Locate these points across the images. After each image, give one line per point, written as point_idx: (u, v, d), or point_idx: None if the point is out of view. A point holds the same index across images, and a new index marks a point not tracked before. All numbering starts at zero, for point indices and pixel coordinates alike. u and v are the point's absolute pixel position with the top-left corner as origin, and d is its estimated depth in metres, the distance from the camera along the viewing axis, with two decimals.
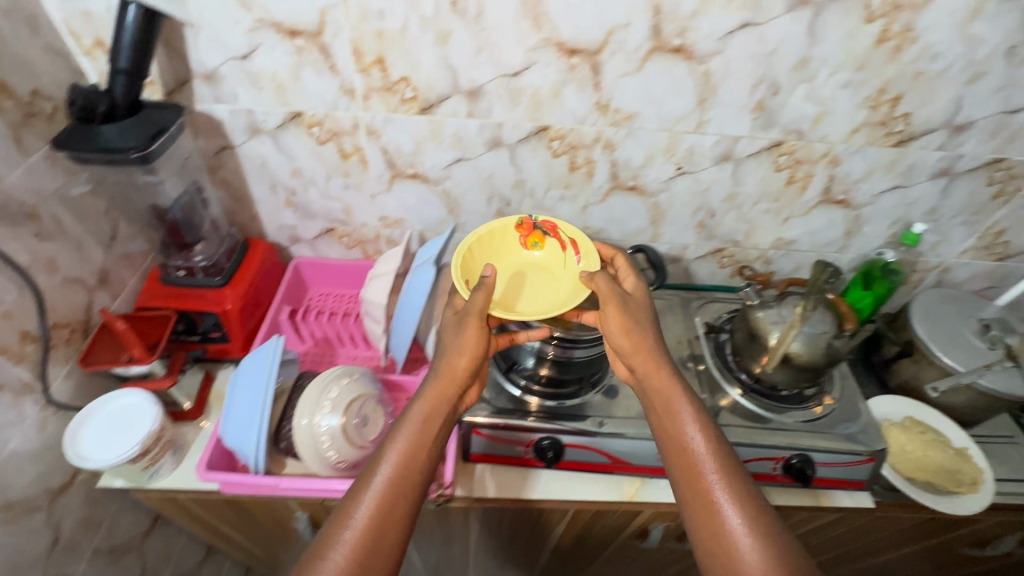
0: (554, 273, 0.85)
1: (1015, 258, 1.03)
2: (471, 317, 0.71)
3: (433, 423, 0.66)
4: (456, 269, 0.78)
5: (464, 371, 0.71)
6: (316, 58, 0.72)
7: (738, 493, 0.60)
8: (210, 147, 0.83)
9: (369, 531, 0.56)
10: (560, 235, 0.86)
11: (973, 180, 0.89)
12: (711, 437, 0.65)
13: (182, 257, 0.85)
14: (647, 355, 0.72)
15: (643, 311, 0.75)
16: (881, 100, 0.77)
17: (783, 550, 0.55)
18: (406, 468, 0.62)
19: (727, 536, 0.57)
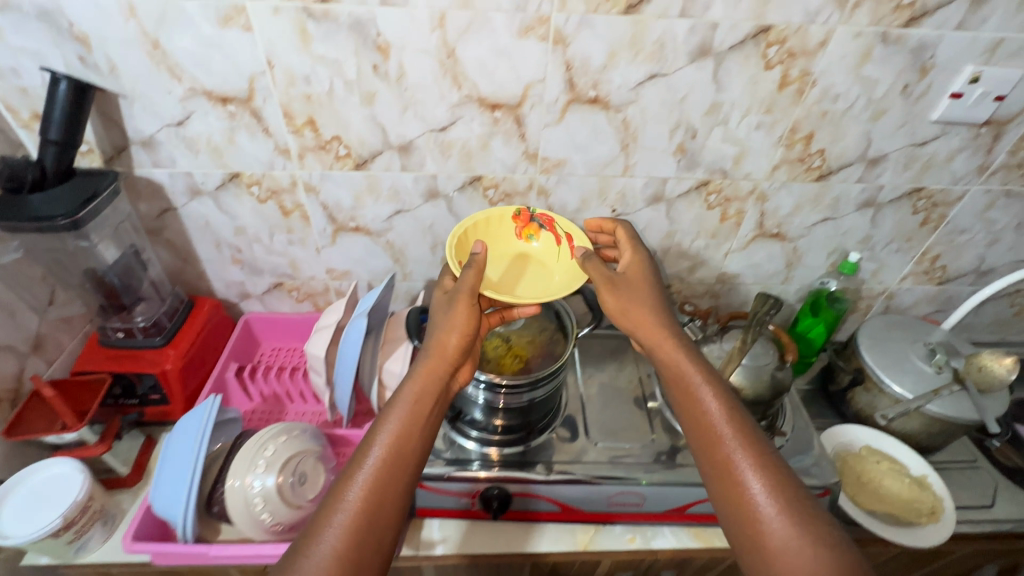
0: (547, 267, 0.83)
1: (955, 281, 1.06)
2: (461, 295, 0.70)
3: (426, 401, 0.64)
4: (449, 249, 0.76)
5: (454, 348, 0.68)
6: (249, 122, 0.75)
7: (754, 459, 0.57)
8: (152, 210, 0.85)
9: (361, 515, 0.55)
10: (556, 229, 0.84)
11: (899, 209, 0.92)
12: (725, 401, 0.62)
13: (122, 319, 0.85)
14: (651, 325, 0.70)
15: (642, 284, 0.74)
16: (794, 139, 0.81)
17: (802, 515, 0.53)
18: (398, 447, 0.60)
19: (747, 503, 0.55)
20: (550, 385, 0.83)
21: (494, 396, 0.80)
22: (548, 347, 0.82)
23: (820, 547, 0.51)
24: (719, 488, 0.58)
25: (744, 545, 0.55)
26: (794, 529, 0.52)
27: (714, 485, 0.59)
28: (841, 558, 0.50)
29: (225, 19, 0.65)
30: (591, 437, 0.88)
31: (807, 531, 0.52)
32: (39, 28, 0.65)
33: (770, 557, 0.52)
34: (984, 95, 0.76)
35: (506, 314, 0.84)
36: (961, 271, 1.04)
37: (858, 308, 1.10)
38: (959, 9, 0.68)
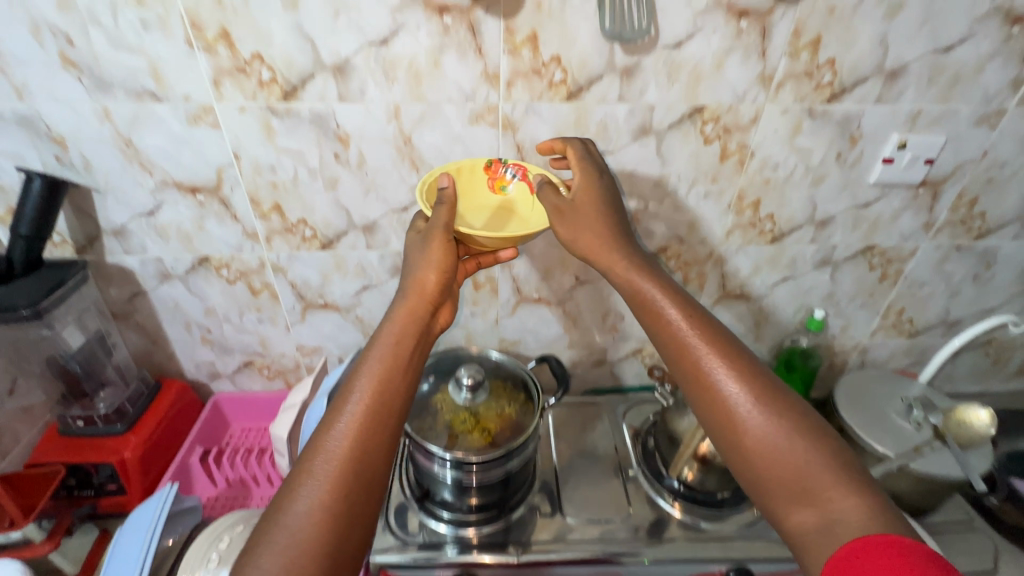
0: (520, 218, 0.74)
1: (925, 333, 1.06)
2: (436, 233, 0.64)
3: (408, 341, 0.58)
4: (418, 192, 0.68)
5: (433, 287, 0.62)
6: (218, 209, 0.78)
7: (730, 367, 0.56)
8: (123, 295, 0.86)
9: (353, 452, 0.50)
10: (530, 177, 0.74)
11: (856, 266, 0.94)
12: (694, 313, 0.59)
13: (82, 406, 0.84)
14: (604, 243, 0.64)
15: (597, 202, 0.66)
16: (743, 205, 0.84)
17: (785, 414, 0.53)
18: (385, 381, 0.54)
19: (729, 410, 0.54)
20: (521, 458, 0.81)
21: (462, 474, 0.77)
22: (516, 417, 0.81)
23: (801, 441, 0.52)
24: (701, 401, 0.57)
25: (732, 453, 0.55)
26: (778, 430, 0.52)
27: (696, 397, 0.57)
28: (822, 447, 0.51)
29: (194, 118, 0.70)
30: (568, 513, 0.85)
31: (789, 429, 0.52)
32: (20, 132, 0.69)
33: (758, 458, 0.52)
34: (914, 160, 0.80)
35: (482, 261, 0.75)
36: (929, 322, 1.05)
37: (833, 364, 1.10)
38: (875, 86, 0.74)
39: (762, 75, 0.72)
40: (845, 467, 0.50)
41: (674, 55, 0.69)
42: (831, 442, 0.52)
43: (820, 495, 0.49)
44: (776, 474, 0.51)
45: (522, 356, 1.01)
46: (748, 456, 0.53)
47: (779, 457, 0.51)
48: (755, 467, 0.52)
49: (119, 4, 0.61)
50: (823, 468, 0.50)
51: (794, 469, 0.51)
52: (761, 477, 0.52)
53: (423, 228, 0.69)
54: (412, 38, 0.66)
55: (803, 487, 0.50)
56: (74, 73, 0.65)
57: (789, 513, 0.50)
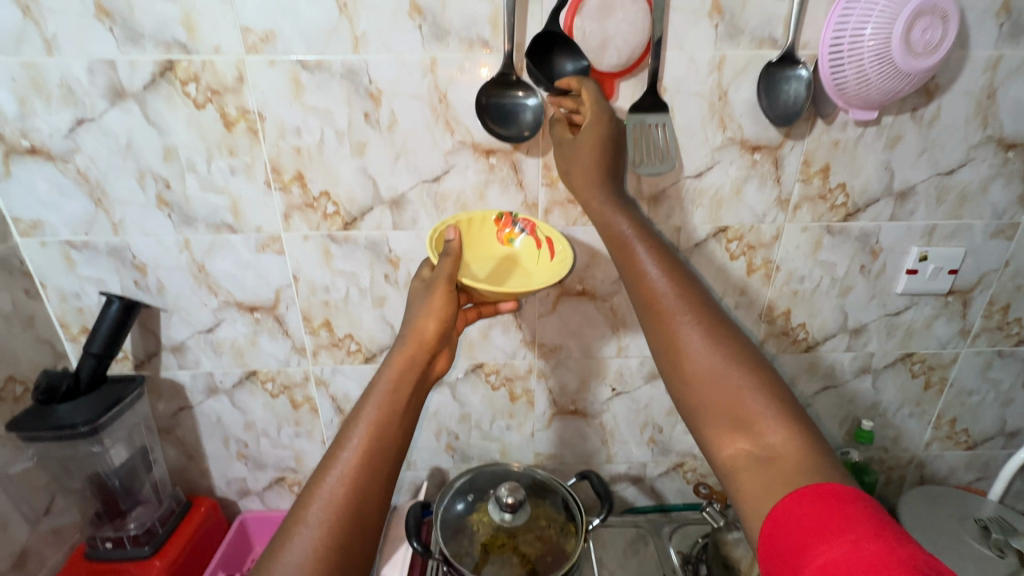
0: (525, 270, 0.73)
1: (984, 445, 1.01)
2: (438, 283, 0.63)
3: (406, 390, 0.54)
4: (429, 238, 0.68)
5: (433, 335, 0.60)
6: (272, 326, 0.83)
7: (685, 300, 0.55)
8: (169, 409, 0.88)
9: (359, 473, 0.49)
10: (537, 233, 0.75)
11: (897, 374, 0.93)
12: (656, 249, 0.59)
13: (114, 526, 0.82)
14: (583, 171, 0.65)
15: (591, 140, 0.64)
16: (775, 315, 0.86)
17: (734, 350, 0.53)
18: (385, 417, 0.52)
19: (680, 344, 0.54)
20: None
21: None
22: (558, 542, 0.76)
23: (744, 373, 0.51)
24: (655, 336, 0.56)
25: (676, 384, 0.54)
26: (723, 365, 0.52)
27: (653, 332, 0.56)
28: (762, 378, 0.51)
29: (262, 246, 0.77)
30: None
31: (736, 363, 0.52)
32: (107, 260, 0.77)
33: (701, 389, 0.52)
34: (937, 271, 0.83)
35: (484, 310, 0.73)
36: (986, 433, 1.00)
37: (890, 479, 1.03)
38: (887, 205, 0.79)
39: (779, 198, 0.78)
40: (783, 400, 0.50)
41: (696, 184, 0.76)
42: (775, 379, 0.52)
43: (756, 427, 0.49)
44: (715, 406, 0.51)
45: (559, 472, 0.98)
46: (689, 386, 0.52)
47: (723, 390, 0.51)
48: (700, 401, 0.52)
49: (213, 155, 0.72)
50: (766, 401, 0.50)
51: (734, 402, 0.50)
52: (700, 406, 0.52)
53: (427, 277, 0.68)
54: (461, 175, 0.75)
55: (741, 419, 0.49)
56: (165, 210, 0.75)
57: (724, 444, 0.50)
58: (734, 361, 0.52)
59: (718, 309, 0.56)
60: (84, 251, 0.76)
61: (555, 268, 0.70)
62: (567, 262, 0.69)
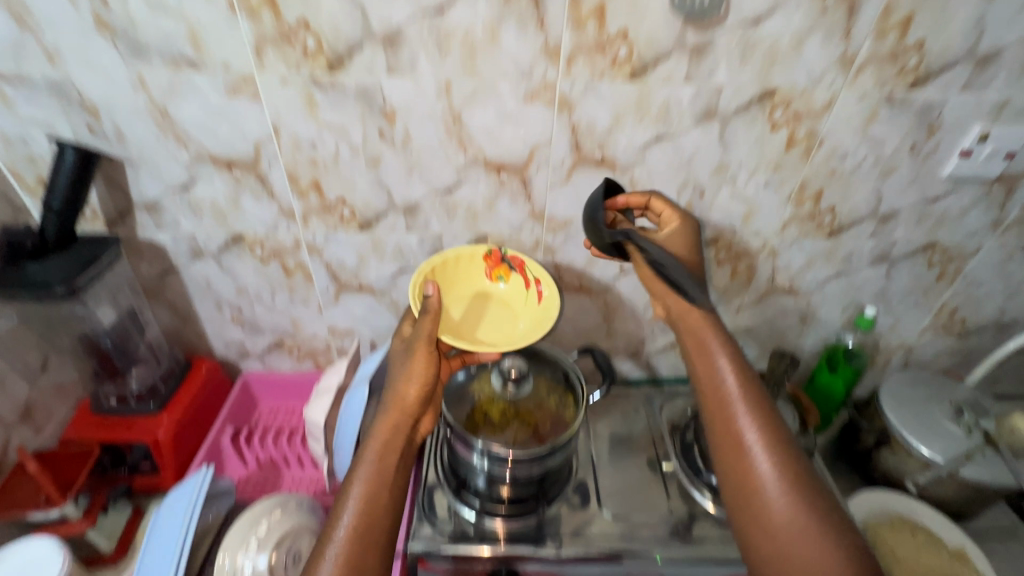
0: (514, 310, 0.81)
1: (975, 334, 1.02)
2: (419, 344, 0.66)
3: (391, 456, 0.58)
4: (413, 286, 0.74)
5: (413, 400, 0.63)
6: (254, 186, 0.75)
7: (766, 435, 0.56)
8: (154, 271, 0.84)
9: (357, 540, 0.52)
10: (526, 272, 0.81)
11: (914, 263, 0.90)
12: (751, 385, 0.59)
13: (115, 385, 0.83)
14: (680, 282, 0.69)
15: (678, 243, 0.72)
16: (804, 196, 0.80)
17: (819, 507, 0.51)
18: (376, 491, 0.55)
19: (760, 489, 0.53)
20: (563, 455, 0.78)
21: (497, 468, 0.75)
22: (558, 411, 0.78)
23: (824, 525, 0.50)
24: (732, 476, 0.55)
25: (749, 534, 0.52)
26: (801, 521, 0.50)
27: (730, 471, 0.56)
28: (838, 526, 0.50)
29: (233, 89, 0.66)
30: (603, 509, 0.83)
31: (817, 521, 0.50)
32: (50, 99, 0.66)
33: (776, 545, 0.50)
34: (993, 153, 0.75)
35: (467, 358, 0.83)
36: (982, 323, 1.00)
37: (877, 362, 1.06)
38: (963, 72, 0.68)
39: (843, 57, 0.66)
40: (866, 570, 0.47)
41: (750, 34, 0.64)
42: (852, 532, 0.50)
43: None
44: (795, 555, 0.49)
45: (559, 346, 0.99)
46: (765, 538, 0.51)
47: (800, 549, 0.49)
48: (774, 557, 0.50)
49: None
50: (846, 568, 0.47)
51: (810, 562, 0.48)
52: (773, 561, 0.50)
53: (406, 334, 0.70)
54: (469, 8, 0.61)
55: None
56: (108, 38, 0.61)
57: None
58: (813, 501, 0.51)
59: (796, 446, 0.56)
60: (19, 86, 0.64)
61: (541, 315, 0.78)
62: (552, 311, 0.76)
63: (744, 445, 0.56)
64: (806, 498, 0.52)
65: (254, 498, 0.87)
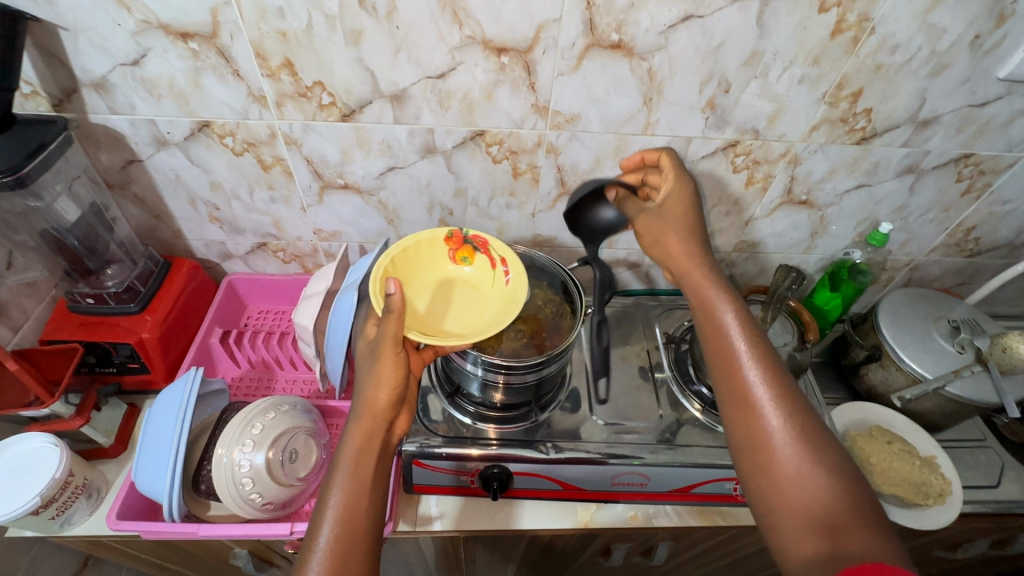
0: (483, 293, 0.77)
1: (986, 254, 0.99)
2: (384, 346, 0.60)
3: (368, 464, 0.56)
4: (371, 281, 0.68)
5: (385, 404, 0.59)
6: (216, 63, 0.65)
7: (773, 389, 0.54)
8: (115, 162, 0.76)
9: (342, 547, 0.52)
10: (491, 252, 0.78)
11: (942, 176, 0.84)
12: (759, 338, 0.56)
13: (90, 283, 0.79)
14: (682, 244, 0.62)
15: (681, 201, 0.65)
16: (840, 96, 0.71)
17: (823, 453, 0.51)
18: (353, 500, 0.54)
19: (767, 445, 0.52)
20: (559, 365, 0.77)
21: (492, 376, 0.74)
22: (554, 321, 0.77)
23: (827, 477, 0.50)
24: (740, 428, 0.55)
25: (756, 482, 0.53)
26: (807, 469, 0.50)
27: (737, 424, 0.55)
28: (842, 476, 0.50)
29: None
30: (593, 414, 0.84)
31: (821, 467, 0.50)
32: None
33: (782, 493, 0.51)
34: None
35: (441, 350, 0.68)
36: (995, 243, 0.97)
37: (879, 280, 1.04)
38: None
39: None
40: (869, 517, 0.48)
41: None
42: (855, 478, 0.51)
43: (838, 532, 0.47)
44: (798, 505, 0.50)
45: (557, 255, 0.95)
46: (771, 489, 0.51)
47: (804, 493, 0.50)
48: (779, 504, 0.51)
49: None
50: (848, 507, 0.48)
51: (815, 504, 0.49)
52: (779, 507, 0.51)
53: (371, 334, 0.64)
54: None
55: (822, 522, 0.48)
56: None
57: (798, 542, 0.49)
58: (819, 453, 0.51)
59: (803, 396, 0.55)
60: None
61: (512, 296, 0.74)
62: (521, 290, 0.72)
63: (751, 401, 0.54)
64: (810, 449, 0.51)
65: (249, 397, 0.87)
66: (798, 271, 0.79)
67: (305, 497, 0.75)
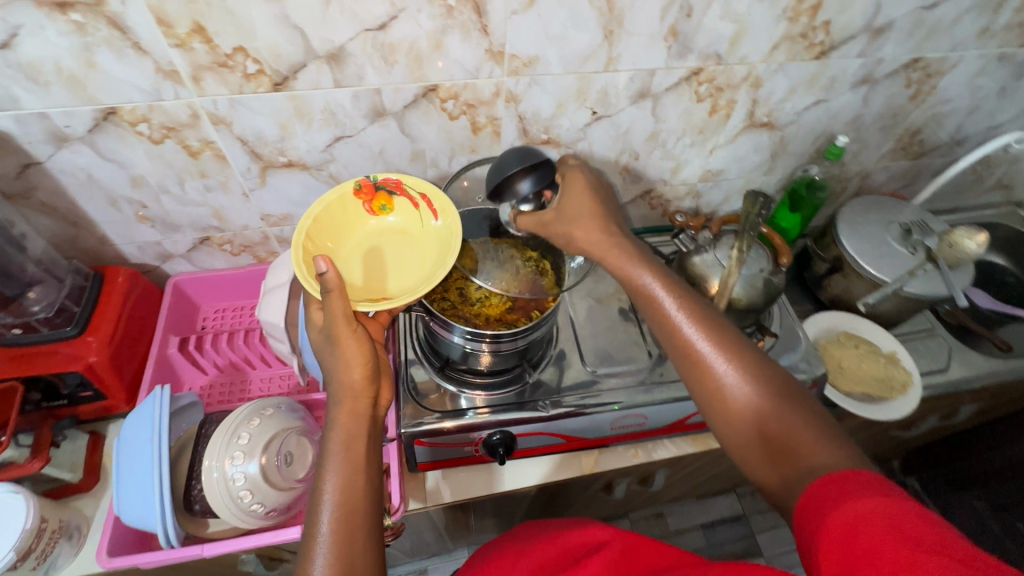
0: (416, 237, 0.73)
1: (929, 155, 1.03)
2: (339, 329, 0.57)
3: (358, 445, 0.54)
4: (296, 266, 0.62)
5: (362, 382, 0.57)
6: (109, 35, 0.55)
7: (711, 339, 0.59)
8: (7, 168, 0.64)
9: (345, 527, 0.50)
10: (409, 192, 0.73)
11: (893, 83, 0.85)
12: (686, 300, 0.63)
13: (12, 312, 0.69)
14: (589, 232, 0.66)
15: (582, 188, 0.69)
16: (800, 10, 0.69)
17: (771, 385, 0.56)
18: (349, 483, 0.52)
19: (721, 390, 0.57)
20: (547, 323, 0.76)
21: (479, 345, 0.72)
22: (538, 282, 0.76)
23: (777, 404, 0.55)
24: (695, 383, 0.59)
25: (724, 428, 0.57)
26: (761, 401, 0.55)
27: (692, 380, 0.60)
28: (789, 399, 0.55)
29: None
30: (584, 364, 0.85)
31: (773, 396, 0.55)
32: None
33: (745, 430, 0.55)
34: None
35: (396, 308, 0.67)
36: (938, 143, 1.01)
37: (833, 192, 1.07)
38: None
39: None
40: (820, 426, 0.53)
41: None
42: (802, 397, 0.56)
43: (798, 449, 0.51)
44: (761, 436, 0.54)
45: None
46: (737, 428, 0.56)
47: (763, 425, 0.54)
48: (748, 437, 0.55)
49: None
50: (804, 427, 0.52)
51: (775, 432, 0.53)
52: (746, 442, 0.55)
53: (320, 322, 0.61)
54: None
55: (783, 445, 0.53)
56: None
57: (772, 470, 0.53)
58: (762, 381, 0.56)
59: (739, 337, 0.61)
60: None
61: (447, 235, 0.71)
62: (457, 229, 0.70)
63: (697, 355, 0.59)
64: (754, 380, 0.56)
65: (224, 405, 0.82)
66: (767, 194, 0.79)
67: (307, 497, 0.72)
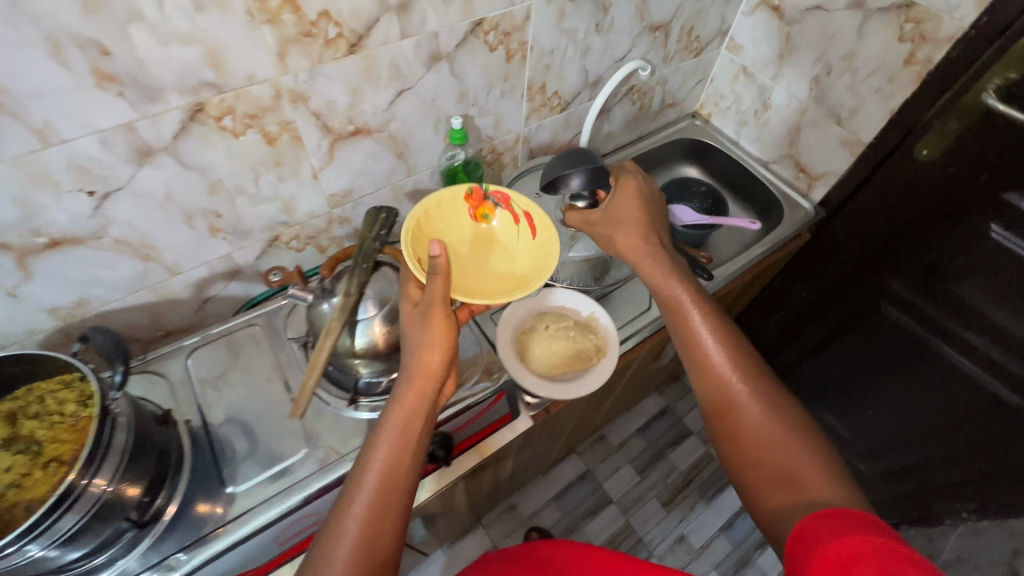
0: (510, 250, 0.81)
1: (575, 102, 1.00)
2: (433, 308, 0.63)
3: (416, 425, 0.61)
4: (405, 246, 0.69)
5: (438, 366, 0.62)
6: None
7: (733, 357, 0.69)
8: None
9: (383, 496, 0.57)
10: (513, 208, 0.82)
11: (474, 52, 0.77)
12: (725, 328, 0.73)
13: None
14: (629, 237, 0.81)
15: (633, 198, 0.84)
16: (272, 9, 0.55)
17: (784, 410, 0.64)
18: (396, 456, 0.59)
19: (724, 383, 0.67)
20: (143, 462, 0.62)
21: (77, 518, 0.54)
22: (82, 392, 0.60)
23: (785, 425, 0.62)
24: (703, 381, 0.69)
25: (720, 427, 0.66)
26: (772, 429, 0.62)
27: (703, 381, 0.69)
28: (799, 429, 0.62)
29: None
30: (229, 484, 0.70)
31: (779, 417, 0.63)
32: None
33: (738, 427, 0.64)
34: None
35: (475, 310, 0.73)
36: (575, 90, 0.97)
37: (503, 164, 1.01)
38: None
39: None
40: (818, 454, 0.59)
41: None
42: (817, 439, 0.61)
43: (796, 480, 0.58)
44: (752, 441, 0.62)
45: (109, 312, 0.72)
46: (729, 417, 0.65)
47: (758, 431, 0.62)
48: (749, 460, 0.62)
49: None
50: (801, 454, 0.59)
51: (775, 457, 0.60)
52: (735, 440, 0.64)
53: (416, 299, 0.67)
54: None
55: (778, 467, 0.59)
56: None
57: (766, 491, 0.59)
58: (765, 396, 0.65)
59: (763, 371, 0.69)
60: None
61: (543, 250, 0.78)
62: (555, 243, 0.77)
63: (711, 361, 0.69)
64: (763, 397, 0.65)
65: None
66: (387, 210, 0.76)
67: None
